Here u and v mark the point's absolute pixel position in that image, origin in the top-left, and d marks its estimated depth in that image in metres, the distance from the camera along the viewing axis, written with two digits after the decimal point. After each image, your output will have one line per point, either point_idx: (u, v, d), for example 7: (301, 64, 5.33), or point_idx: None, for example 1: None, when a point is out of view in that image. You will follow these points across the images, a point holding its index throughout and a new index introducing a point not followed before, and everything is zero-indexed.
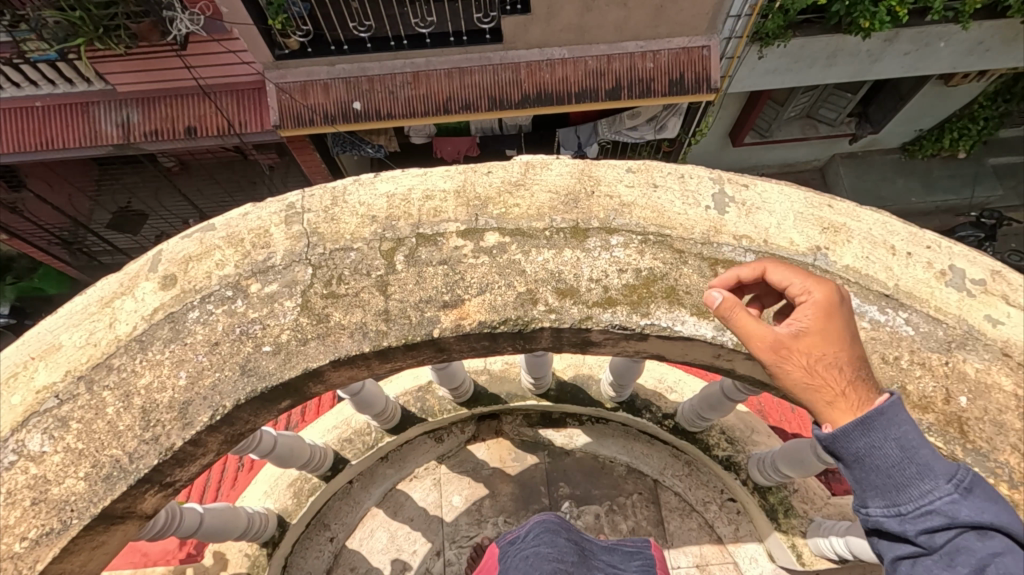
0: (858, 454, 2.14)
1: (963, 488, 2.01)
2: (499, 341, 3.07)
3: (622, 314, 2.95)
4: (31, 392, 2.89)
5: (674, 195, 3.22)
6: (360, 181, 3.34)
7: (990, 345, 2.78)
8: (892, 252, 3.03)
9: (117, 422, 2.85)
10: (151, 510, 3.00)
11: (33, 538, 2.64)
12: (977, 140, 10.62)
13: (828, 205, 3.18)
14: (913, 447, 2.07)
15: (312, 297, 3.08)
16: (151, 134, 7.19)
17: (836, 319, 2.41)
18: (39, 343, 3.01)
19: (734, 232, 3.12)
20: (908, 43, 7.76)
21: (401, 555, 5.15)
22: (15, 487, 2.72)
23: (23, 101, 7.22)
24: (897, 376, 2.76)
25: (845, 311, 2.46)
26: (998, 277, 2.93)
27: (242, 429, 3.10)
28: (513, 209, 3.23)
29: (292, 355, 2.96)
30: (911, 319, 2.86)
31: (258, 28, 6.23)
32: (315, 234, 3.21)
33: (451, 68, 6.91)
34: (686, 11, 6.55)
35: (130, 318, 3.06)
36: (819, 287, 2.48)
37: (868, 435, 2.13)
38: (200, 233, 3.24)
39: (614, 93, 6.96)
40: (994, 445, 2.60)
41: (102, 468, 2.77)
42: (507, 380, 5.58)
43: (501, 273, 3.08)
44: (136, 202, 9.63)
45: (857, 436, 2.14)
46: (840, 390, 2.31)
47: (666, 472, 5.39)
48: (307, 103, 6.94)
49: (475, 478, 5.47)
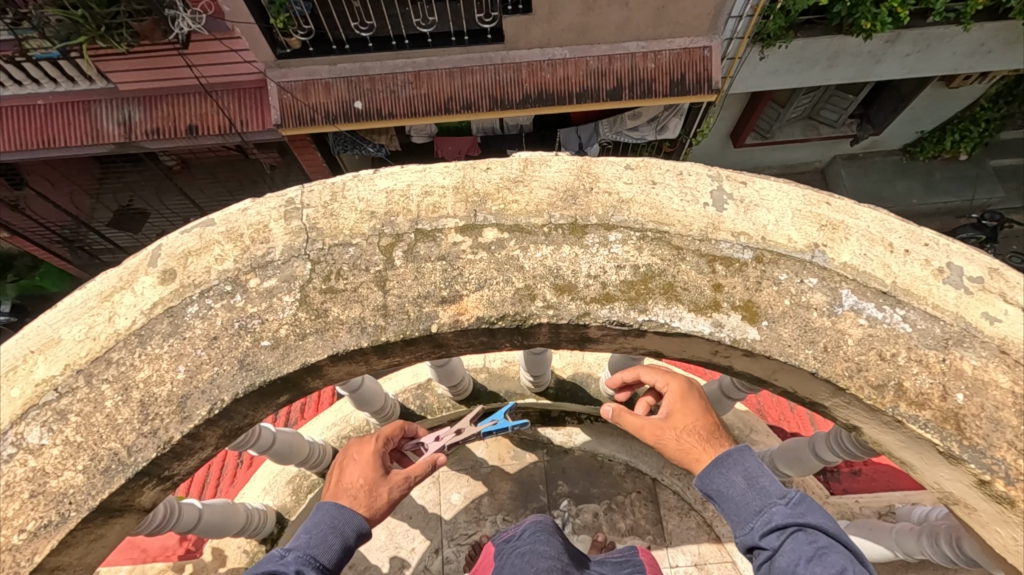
0: (717, 490, 2.92)
1: (792, 503, 2.74)
2: (497, 336, 3.08)
3: (620, 310, 2.96)
4: (31, 385, 2.90)
5: (673, 191, 3.23)
6: (359, 177, 3.35)
7: (988, 343, 2.78)
8: (890, 249, 3.03)
9: (116, 415, 2.86)
10: (149, 503, 3.01)
11: (32, 530, 2.65)
12: (978, 142, 10.60)
13: (826, 202, 3.18)
14: (753, 479, 2.85)
15: (311, 292, 3.09)
16: (152, 132, 7.20)
17: (689, 400, 3.32)
18: (39, 336, 3.02)
19: (733, 228, 3.12)
20: (910, 44, 7.75)
21: (399, 553, 5.16)
22: (14, 479, 2.73)
23: (25, 99, 7.25)
24: (894, 373, 2.76)
25: (696, 397, 3.36)
26: (996, 274, 2.93)
27: (240, 423, 3.10)
28: (512, 205, 3.23)
29: (290, 350, 2.97)
30: (909, 316, 2.86)
31: (259, 27, 6.27)
32: (315, 229, 3.22)
33: (452, 68, 6.91)
34: (688, 12, 6.56)
35: (129, 312, 3.07)
36: (673, 379, 3.43)
37: (719, 474, 2.93)
38: (200, 227, 3.25)
39: (616, 93, 6.96)
40: (990, 442, 2.60)
41: (100, 461, 2.78)
42: (506, 378, 5.59)
43: (499, 269, 3.09)
44: (137, 201, 9.66)
45: (712, 477, 2.94)
46: (701, 449, 3.13)
47: (664, 471, 5.38)
48: (308, 102, 6.97)
49: (474, 476, 5.47)
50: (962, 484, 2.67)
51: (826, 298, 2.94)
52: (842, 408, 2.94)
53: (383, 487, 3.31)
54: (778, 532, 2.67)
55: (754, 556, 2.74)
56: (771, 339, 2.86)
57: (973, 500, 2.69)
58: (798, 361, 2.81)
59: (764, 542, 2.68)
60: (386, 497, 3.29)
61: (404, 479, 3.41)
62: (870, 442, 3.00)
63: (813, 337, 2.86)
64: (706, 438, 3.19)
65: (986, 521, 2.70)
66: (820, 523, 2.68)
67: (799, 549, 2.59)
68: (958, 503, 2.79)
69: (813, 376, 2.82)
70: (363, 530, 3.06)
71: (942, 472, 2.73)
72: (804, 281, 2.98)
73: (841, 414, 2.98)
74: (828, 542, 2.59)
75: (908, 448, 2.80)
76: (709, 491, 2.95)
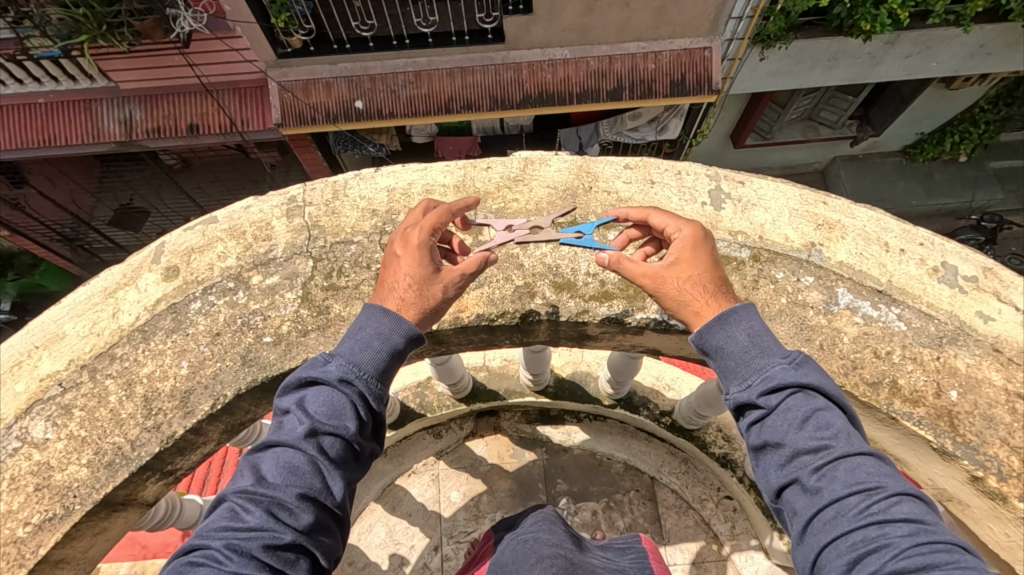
0: (716, 347, 2.27)
1: (798, 363, 2.11)
2: (497, 334, 3.11)
3: (619, 308, 2.99)
4: (35, 380, 2.94)
5: (672, 191, 3.27)
6: (361, 176, 3.40)
7: (982, 341, 2.81)
8: (886, 249, 3.07)
9: (119, 410, 2.89)
10: (152, 497, 3.04)
11: (36, 523, 2.68)
12: (977, 144, 10.63)
13: (823, 202, 3.23)
14: (758, 337, 2.21)
15: (313, 289, 3.12)
16: (154, 131, 7.23)
17: (701, 248, 2.56)
18: (44, 332, 3.05)
19: (730, 228, 3.16)
20: (908, 45, 7.79)
21: (398, 549, 5.19)
22: (19, 473, 2.76)
23: (27, 97, 7.28)
24: (889, 370, 2.80)
25: (710, 246, 2.62)
26: (990, 274, 2.97)
27: (242, 419, 3.13)
28: (512, 203, 3.27)
29: (292, 346, 3.00)
30: (903, 314, 2.90)
31: (261, 26, 6.27)
32: (317, 227, 3.26)
33: (453, 68, 6.94)
34: (688, 12, 6.59)
35: (133, 308, 3.10)
36: (686, 225, 2.66)
37: (721, 329, 2.28)
38: (204, 225, 3.29)
39: (616, 93, 7.01)
40: (984, 439, 2.63)
41: (105, 455, 2.81)
42: (505, 376, 5.63)
43: (499, 267, 3.12)
44: (138, 200, 9.70)
45: (712, 331, 2.29)
46: (706, 300, 2.45)
47: (662, 469, 5.42)
48: (310, 101, 7.00)
49: (473, 474, 5.50)
50: (956, 481, 2.70)
51: (822, 296, 2.97)
52: None
53: (437, 284, 2.60)
54: (780, 391, 2.05)
55: (742, 417, 2.12)
56: None
57: (966, 496, 2.72)
58: None
59: (762, 402, 2.05)
60: (440, 302, 2.59)
61: (460, 276, 2.68)
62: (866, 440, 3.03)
63: (809, 335, 2.89)
64: (713, 291, 2.48)
65: (979, 518, 2.73)
66: (828, 387, 2.06)
67: (800, 412, 2.00)
68: (952, 499, 2.82)
69: None
70: (414, 335, 2.38)
71: (936, 469, 2.76)
72: (800, 280, 3.01)
73: None
74: (835, 412, 2.00)
75: (903, 445, 2.83)
76: (708, 348, 2.30)
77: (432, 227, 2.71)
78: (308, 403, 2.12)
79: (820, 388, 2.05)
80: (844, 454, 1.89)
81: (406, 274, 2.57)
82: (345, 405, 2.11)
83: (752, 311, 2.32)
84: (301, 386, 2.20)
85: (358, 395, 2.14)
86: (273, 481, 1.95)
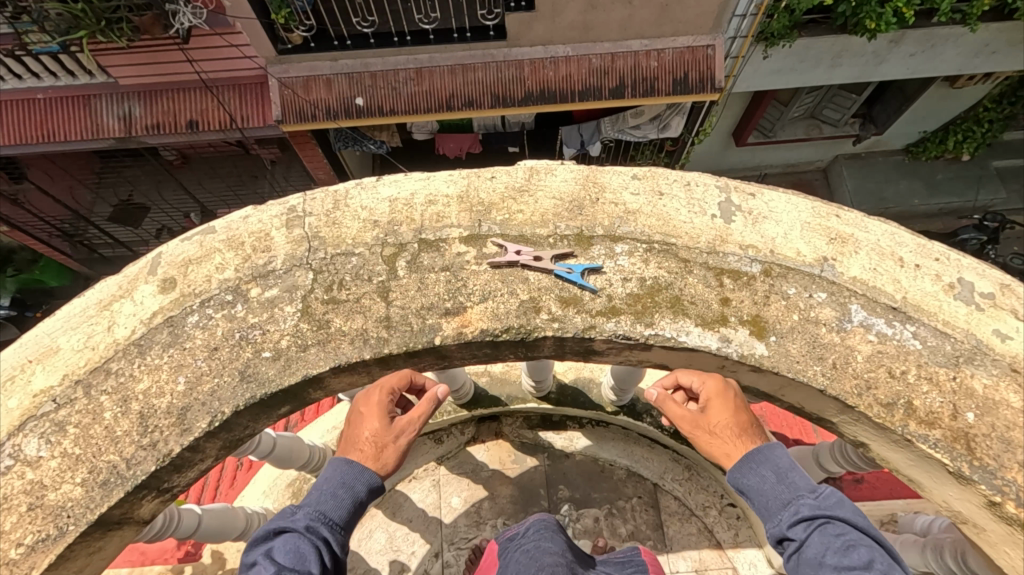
0: (748, 488, 2.64)
1: (822, 495, 2.48)
2: (502, 348, 3.03)
3: (627, 323, 2.92)
4: (28, 396, 2.87)
5: (680, 203, 3.19)
6: (362, 185, 3.31)
7: (999, 360, 2.74)
8: (900, 264, 2.99)
9: (114, 427, 2.83)
10: (148, 515, 2.97)
11: (29, 544, 2.62)
12: (981, 143, 10.54)
13: (836, 214, 3.14)
14: (784, 473, 2.59)
15: (313, 302, 3.05)
16: (153, 128, 7.12)
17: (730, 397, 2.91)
18: (37, 345, 2.98)
19: (740, 241, 3.08)
20: (914, 44, 7.68)
21: (399, 557, 5.13)
22: (11, 492, 2.70)
23: (25, 92, 7.13)
24: (904, 391, 2.73)
25: (734, 396, 2.94)
26: (1007, 290, 2.89)
27: (241, 435, 3.06)
28: (517, 215, 3.20)
29: (292, 361, 2.93)
30: (919, 332, 2.83)
31: (261, 22, 6.17)
32: (317, 238, 3.18)
33: (454, 65, 6.85)
34: (692, 10, 6.48)
35: (128, 321, 3.03)
36: (710, 378, 2.97)
37: (749, 470, 2.66)
38: (201, 235, 3.21)
39: (618, 91, 6.89)
40: (1001, 463, 2.57)
41: (99, 474, 2.74)
42: (508, 383, 5.55)
43: (504, 280, 3.05)
44: (137, 195, 9.50)
45: (743, 472, 2.66)
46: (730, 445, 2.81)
47: (666, 476, 5.36)
48: (310, 98, 6.90)
49: (474, 480, 5.44)
50: (971, 504, 2.64)
51: (834, 313, 2.91)
52: (850, 425, 2.90)
53: (393, 438, 2.97)
54: (806, 524, 2.43)
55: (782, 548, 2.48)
56: (779, 355, 2.83)
57: (981, 520, 2.66)
58: (805, 379, 2.78)
59: (792, 533, 2.43)
60: (398, 453, 2.94)
61: (410, 425, 3.04)
62: (877, 459, 2.97)
63: (821, 353, 2.83)
64: (739, 434, 2.83)
65: (995, 542, 2.67)
66: (855, 516, 2.42)
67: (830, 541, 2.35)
68: (966, 522, 2.76)
69: (821, 393, 2.78)
70: (374, 486, 2.78)
71: (950, 491, 2.70)
72: (812, 296, 2.94)
73: (848, 430, 2.95)
74: (859, 536, 2.34)
75: (917, 466, 2.76)
76: (739, 487, 2.66)
77: (388, 387, 3.15)
78: (275, 552, 2.50)
79: (846, 515, 2.41)
80: (866, 574, 2.23)
81: (368, 431, 2.97)
82: (309, 551, 2.51)
83: (774, 451, 2.70)
84: (270, 536, 2.60)
85: (320, 540, 2.56)
86: (287, 563, 2.45)
